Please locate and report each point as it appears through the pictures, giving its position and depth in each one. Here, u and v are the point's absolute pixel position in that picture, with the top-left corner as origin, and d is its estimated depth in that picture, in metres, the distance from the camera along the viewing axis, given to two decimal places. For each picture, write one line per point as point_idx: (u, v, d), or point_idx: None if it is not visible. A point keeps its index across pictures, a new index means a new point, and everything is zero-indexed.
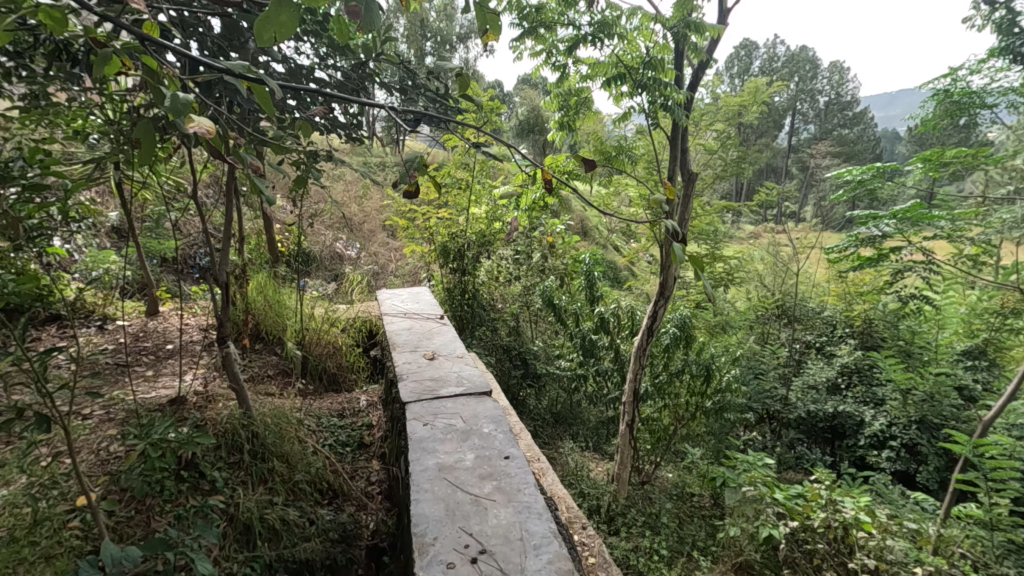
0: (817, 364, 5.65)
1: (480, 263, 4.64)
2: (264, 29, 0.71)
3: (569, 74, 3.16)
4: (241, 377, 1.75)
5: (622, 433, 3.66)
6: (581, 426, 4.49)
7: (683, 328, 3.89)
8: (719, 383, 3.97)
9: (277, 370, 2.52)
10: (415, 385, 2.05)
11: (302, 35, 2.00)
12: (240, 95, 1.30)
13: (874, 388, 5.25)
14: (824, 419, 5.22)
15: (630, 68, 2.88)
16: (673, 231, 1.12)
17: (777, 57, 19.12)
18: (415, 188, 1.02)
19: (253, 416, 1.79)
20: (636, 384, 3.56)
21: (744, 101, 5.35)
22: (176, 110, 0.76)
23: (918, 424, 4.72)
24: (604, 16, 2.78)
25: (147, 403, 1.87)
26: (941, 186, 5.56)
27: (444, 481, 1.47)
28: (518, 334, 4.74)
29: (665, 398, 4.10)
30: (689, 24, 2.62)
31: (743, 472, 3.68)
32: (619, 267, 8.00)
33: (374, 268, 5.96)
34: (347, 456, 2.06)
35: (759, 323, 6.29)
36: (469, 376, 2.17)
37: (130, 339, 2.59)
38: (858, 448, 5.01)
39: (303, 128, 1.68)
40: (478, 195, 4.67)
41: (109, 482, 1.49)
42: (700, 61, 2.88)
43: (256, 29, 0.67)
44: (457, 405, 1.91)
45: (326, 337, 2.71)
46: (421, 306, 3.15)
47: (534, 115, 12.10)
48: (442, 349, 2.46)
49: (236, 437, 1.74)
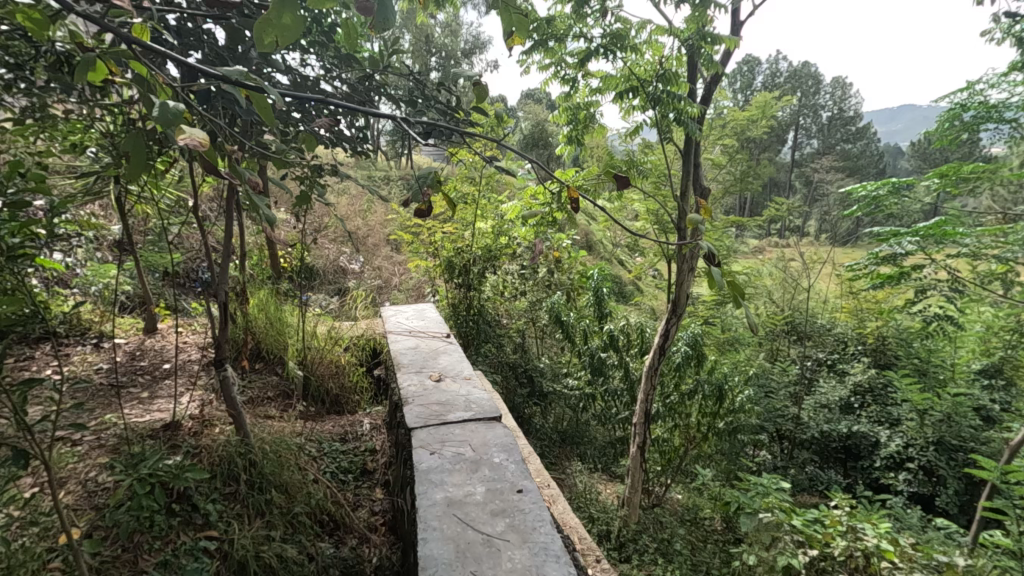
0: (829, 382, 5.50)
1: (485, 278, 4.56)
2: (264, 33, 0.65)
3: (579, 87, 3.11)
4: (239, 401, 1.66)
5: (633, 455, 3.55)
6: (588, 446, 4.34)
7: (694, 346, 3.80)
8: (732, 403, 3.87)
9: (277, 391, 2.43)
10: (422, 410, 1.96)
11: (308, 47, 1.96)
12: (242, 108, 1.23)
13: (889, 408, 5.12)
14: (838, 439, 5.07)
15: (642, 81, 2.81)
16: (708, 255, 1.03)
17: (779, 73, 19.37)
18: (427, 206, 0.94)
19: (251, 443, 1.69)
20: (647, 405, 3.45)
21: (751, 115, 5.34)
22: (165, 120, 0.69)
23: (936, 446, 4.60)
24: (615, 28, 2.73)
25: (139, 429, 1.78)
26: (953, 201, 5.50)
27: (453, 518, 1.37)
28: (524, 351, 4.63)
29: (676, 418, 3.98)
30: (704, 36, 2.56)
31: (758, 496, 3.56)
32: (625, 282, 7.92)
33: (378, 282, 5.88)
34: (349, 484, 1.95)
35: (768, 340, 6.03)
36: (478, 400, 2.07)
37: (127, 358, 2.51)
38: (874, 470, 4.86)
39: (307, 141, 1.59)
40: (484, 210, 4.61)
41: (95, 517, 1.40)
42: (713, 74, 2.81)
43: (256, 32, 0.62)
44: (465, 432, 1.82)
45: (329, 357, 2.61)
46: (426, 323, 3.06)
47: (538, 129, 12.22)
48: (449, 369, 2.37)
49: (233, 465, 1.64)
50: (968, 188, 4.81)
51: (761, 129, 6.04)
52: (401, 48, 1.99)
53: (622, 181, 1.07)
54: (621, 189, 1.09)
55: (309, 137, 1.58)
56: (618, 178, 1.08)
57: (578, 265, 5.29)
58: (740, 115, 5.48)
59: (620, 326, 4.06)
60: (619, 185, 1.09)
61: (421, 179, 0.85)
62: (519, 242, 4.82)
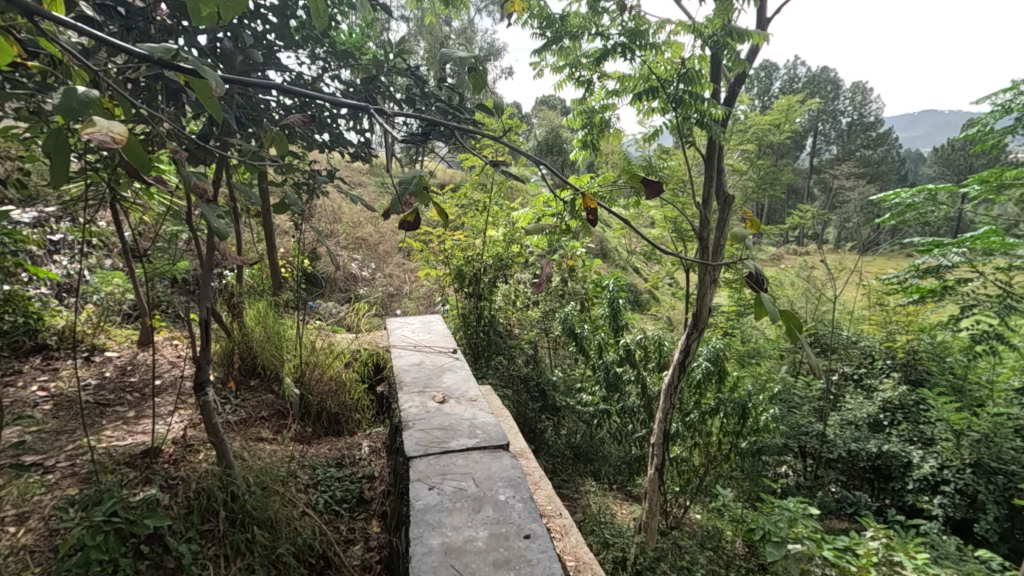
0: (856, 398, 5.24)
1: (496, 288, 4.42)
2: (202, 5, 0.56)
3: (594, 89, 2.96)
4: (220, 429, 1.52)
5: (650, 477, 3.37)
6: (603, 462, 4.10)
7: (716, 361, 3.60)
8: (756, 422, 3.65)
9: (272, 411, 2.29)
10: (422, 436, 1.81)
11: (309, 50, 1.85)
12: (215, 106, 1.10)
13: (922, 426, 4.84)
14: (866, 459, 4.79)
15: (663, 81, 2.63)
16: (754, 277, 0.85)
17: (798, 79, 19.15)
18: (414, 217, 0.78)
19: (234, 473, 1.55)
20: (666, 424, 3.25)
21: (775, 120, 5.36)
22: (70, 111, 0.54)
23: (973, 468, 4.33)
24: (631, 26, 2.57)
25: (115, 456, 1.64)
26: (991, 208, 5.23)
27: (450, 570, 1.20)
28: (537, 364, 4.45)
29: (696, 437, 3.79)
30: (729, 32, 2.38)
31: (786, 522, 3.34)
32: (641, 290, 7.71)
33: (389, 290, 5.75)
34: (343, 516, 1.79)
35: (789, 352, 5.78)
36: (484, 425, 1.91)
37: (117, 373, 2.39)
38: (906, 492, 4.60)
39: (281, 143, 1.42)
40: (495, 217, 4.47)
41: (52, 563, 1.26)
42: (739, 73, 2.61)
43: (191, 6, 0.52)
44: (469, 463, 1.66)
45: (328, 373, 2.47)
46: (433, 337, 2.91)
47: (553, 135, 12.16)
48: (454, 389, 2.21)
49: (213, 500, 1.49)
50: (1010, 196, 4.58)
51: (783, 135, 5.84)
52: (406, 49, 1.86)
53: (651, 187, 0.90)
54: (650, 197, 0.92)
55: (284, 138, 1.40)
56: (648, 183, 0.92)
57: (592, 274, 5.11)
58: (762, 120, 5.29)
59: (637, 339, 3.89)
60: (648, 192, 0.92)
61: (403, 188, 0.69)
62: (532, 250, 4.67)
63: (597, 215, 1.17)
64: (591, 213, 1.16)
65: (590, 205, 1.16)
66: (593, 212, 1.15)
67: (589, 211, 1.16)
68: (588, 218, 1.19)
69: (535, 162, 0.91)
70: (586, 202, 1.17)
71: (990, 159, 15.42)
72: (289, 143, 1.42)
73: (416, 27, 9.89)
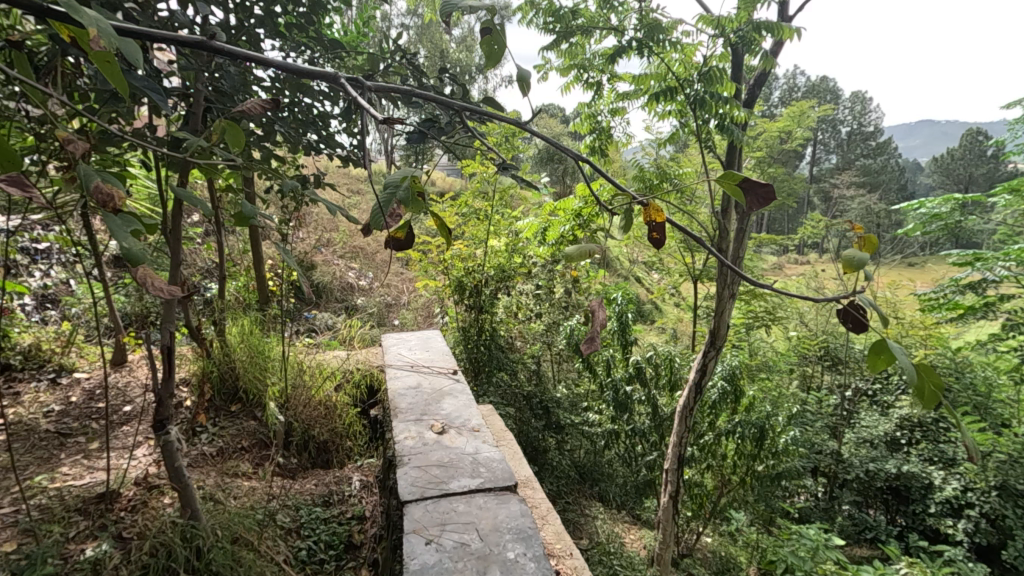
0: (871, 415, 4.98)
1: (498, 300, 4.23)
2: None
3: (604, 92, 2.80)
4: (184, 472, 1.32)
5: (663, 505, 3.16)
6: (610, 484, 3.87)
7: (732, 380, 3.40)
8: (775, 445, 3.43)
9: (253, 441, 2.09)
10: (418, 475, 1.60)
11: (299, 45, 1.65)
12: (134, 78, 0.70)
13: (942, 445, 4.63)
14: (884, 479, 4.57)
15: (681, 81, 2.46)
16: (857, 319, 0.61)
17: (800, 88, 19.14)
18: (403, 232, 0.58)
19: (201, 522, 1.35)
20: (681, 449, 3.04)
21: (786, 126, 5.21)
22: None
23: (999, 491, 4.13)
24: (647, 19, 2.39)
25: (66, 500, 1.43)
26: (1012, 217, 5.07)
27: None
28: (540, 380, 4.23)
29: (710, 459, 3.58)
30: (755, 27, 2.20)
31: (809, 553, 3.12)
32: (644, 300, 7.51)
33: (387, 300, 5.55)
34: (328, 566, 1.57)
35: (800, 366, 5.59)
36: (489, 461, 1.70)
37: (84, 398, 2.18)
38: (927, 516, 4.39)
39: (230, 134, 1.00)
40: (497, 226, 4.21)
41: None
42: (764, 72, 2.41)
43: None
44: (472, 509, 1.45)
45: (317, 398, 2.25)
46: (430, 355, 2.70)
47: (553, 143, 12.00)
48: (454, 418, 2.00)
49: (172, 557, 1.28)
50: None
51: (795, 142, 5.68)
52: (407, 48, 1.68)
53: (758, 192, 0.43)
54: (753, 213, 0.44)
55: (237, 127, 0.98)
56: (750, 187, 0.44)
57: (596, 285, 4.90)
58: (773, 127, 5.14)
59: (648, 357, 3.70)
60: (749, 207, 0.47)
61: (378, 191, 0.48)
62: (535, 261, 4.50)
63: (666, 236, 0.59)
64: (660, 231, 0.58)
65: (655, 216, 0.58)
66: (662, 230, 0.57)
67: (655, 231, 0.59)
68: (655, 241, 0.59)
69: (463, 107, 0.70)
70: (648, 214, 0.59)
71: (991, 167, 15.39)
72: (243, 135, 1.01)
73: (417, 34, 9.82)
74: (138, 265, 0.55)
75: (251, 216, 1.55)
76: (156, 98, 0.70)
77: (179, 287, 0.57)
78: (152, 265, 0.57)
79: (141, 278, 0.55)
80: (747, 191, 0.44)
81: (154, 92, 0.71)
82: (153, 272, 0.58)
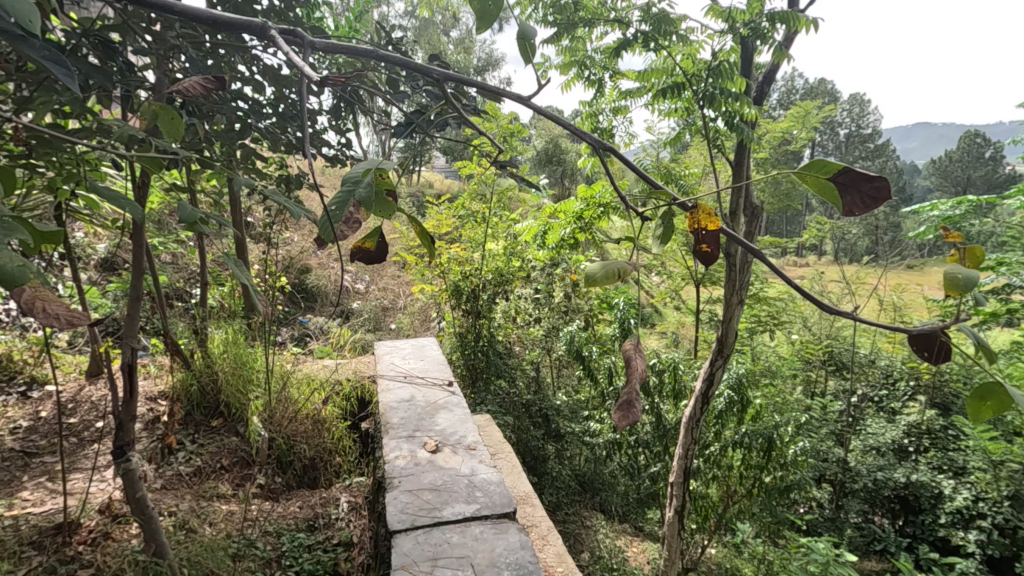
0: (878, 422, 4.87)
1: (496, 305, 4.11)
2: None
3: (605, 90, 2.67)
4: (148, 503, 1.20)
5: (668, 520, 3.02)
6: (611, 494, 3.74)
7: (739, 389, 3.28)
8: (783, 456, 3.31)
9: (235, 459, 1.97)
10: (410, 500, 1.47)
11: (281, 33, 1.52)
12: (28, 46, 0.53)
13: (951, 454, 4.51)
14: (892, 488, 4.43)
15: (690, 76, 2.34)
16: (942, 351, 0.49)
17: (798, 90, 19.11)
18: (369, 244, 0.46)
19: (167, 556, 1.24)
20: (687, 461, 2.91)
21: (790, 126, 5.11)
22: None
23: (1012, 501, 4.01)
24: (652, 13, 2.30)
25: (21, 532, 1.31)
26: None
27: None
28: (539, 387, 4.10)
29: (716, 470, 3.46)
30: (767, 18, 2.09)
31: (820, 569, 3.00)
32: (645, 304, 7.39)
33: (383, 304, 5.42)
34: None
35: (804, 372, 5.49)
36: (486, 483, 1.58)
37: (55, 412, 2.05)
38: (938, 527, 4.26)
39: (166, 121, 0.80)
40: (495, 229, 4.10)
41: None
42: (774, 67, 2.29)
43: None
44: (466, 542, 1.32)
45: (304, 411, 2.13)
46: (425, 364, 2.58)
47: (552, 145, 11.90)
48: (450, 435, 1.87)
49: None
50: None
51: (799, 143, 5.57)
52: (402, 43, 1.57)
53: (866, 188, 0.38)
54: (855, 206, 0.38)
55: (170, 110, 0.79)
56: (849, 175, 0.38)
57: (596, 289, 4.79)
58: (777, 127, 5.04)
59: (652, 364, 3.57)
60: (841, 209, 0.41)
61: (325, 200, 0.36)
62: (534, 265, 4.38)
63: (717, 248, 0.46)
64: (713, 242, 0.45)
65: (710, 224, 0.45)
66: (716, 239, 0.44)
67: (703, 241, 0.46)
68: (701, 258, 0.46)
69: (443, 74, 0.58)
70: (697, 220, 0.46)
71: (990, 169, 15.33)
72: (183, 123, 0.82)
73: (415, 35, 9.73)
74: (29, 296, 0.60)
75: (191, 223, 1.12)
76: (58, 72, 0.53)
77: (73, 316, 0.61)
78: (45, 288, 0.62)
79: (31, 307, 0.59)
80: (841, 191, 0.39)
81: (58, 65, 0.54)
82: (45, 296, 0.63)
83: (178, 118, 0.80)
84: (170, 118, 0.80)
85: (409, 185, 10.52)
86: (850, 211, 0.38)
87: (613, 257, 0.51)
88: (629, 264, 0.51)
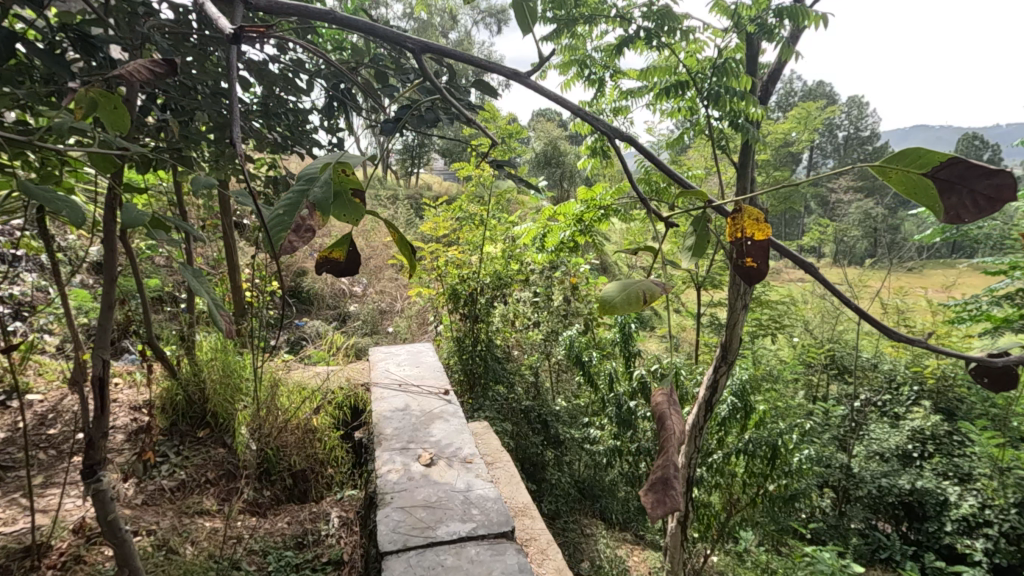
0: (882, 427, 4.80)
1: (494, 308, 4.03)
2: None
3: (605, 90, 2.61)
4: (120, 526, 1.13)
5: (671, 531, 2.94)
6: (611, 501, 3.65)
7: (742, 395, 3.22)
8: (787, 464, 3.24)
9: (221, 472, 1.89)
10: (402, 518, 1.40)
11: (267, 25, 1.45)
12: None
13: (956, 459, 4.43)
14: (897, 494, 4.32)
15: (693, 75, 2.28)
16: (1007, 376, 0.41)
17: (797, 93, 19.10)
18: (330, 256, 0.39)
19: None
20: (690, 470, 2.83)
21: (792, 128, 5.06)
22: None
23: (1019, 508, 3.94)
24: (654, 10, 2.24)
25: None
26: None
27: None
28: (539, 393, 4.03)
29: (719, 478, 3.38)
30: (774, 14, 2.02)
31: None
32: None
33: (380, 306, 5.33)
34: None
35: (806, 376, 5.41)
36: (483, 500, 1.50)
37: (33, 422, 1.96)
38: (943, 535, 4.13)
39: (108, 111, 0.71)
40: (493, 232, 4.03)
41: None
42: (779, 65, 2.22)
43: None
44: (459, 565, 1.24)
45: (296, 421, 2.06)
46: (421, 371, 2.50)
47: (551, 147, 11.83)
48: (445, 447, 1.80)
49: None
50: None
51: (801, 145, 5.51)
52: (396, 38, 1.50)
53: (973, 187, 0.32)
54: (965, 205, 0.32)
55: (111, 97, 0.69)
56: (959, 168, 0.32)
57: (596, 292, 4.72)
58: (779, 129, 4.99)
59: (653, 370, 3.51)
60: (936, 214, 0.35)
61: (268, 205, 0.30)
62: (533, 268, 4.30)
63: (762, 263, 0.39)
64: (761, 254, 0.37)
65: (760, 233, 0.38)
66: (765, 252, 0.37)
67: (746, 254, 0.39)
68: (744, 275, 0.39)
69: (428, 52, 0.52)
70: (740, 228, 0.39)
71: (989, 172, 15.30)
72: (129, 115, 0.73)
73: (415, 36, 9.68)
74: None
75: (139, 226, 0.83)
76: None
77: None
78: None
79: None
80: (945, 189, 0.33)
81: None
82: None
83: (121, 106, 0.71)
84: (112, 107, 0.71)
85: (409, 187, 10.44)
86: (960, 210, 0.32)
87: (633, 277, 0.44)
88: (654, 285, 0.44)
